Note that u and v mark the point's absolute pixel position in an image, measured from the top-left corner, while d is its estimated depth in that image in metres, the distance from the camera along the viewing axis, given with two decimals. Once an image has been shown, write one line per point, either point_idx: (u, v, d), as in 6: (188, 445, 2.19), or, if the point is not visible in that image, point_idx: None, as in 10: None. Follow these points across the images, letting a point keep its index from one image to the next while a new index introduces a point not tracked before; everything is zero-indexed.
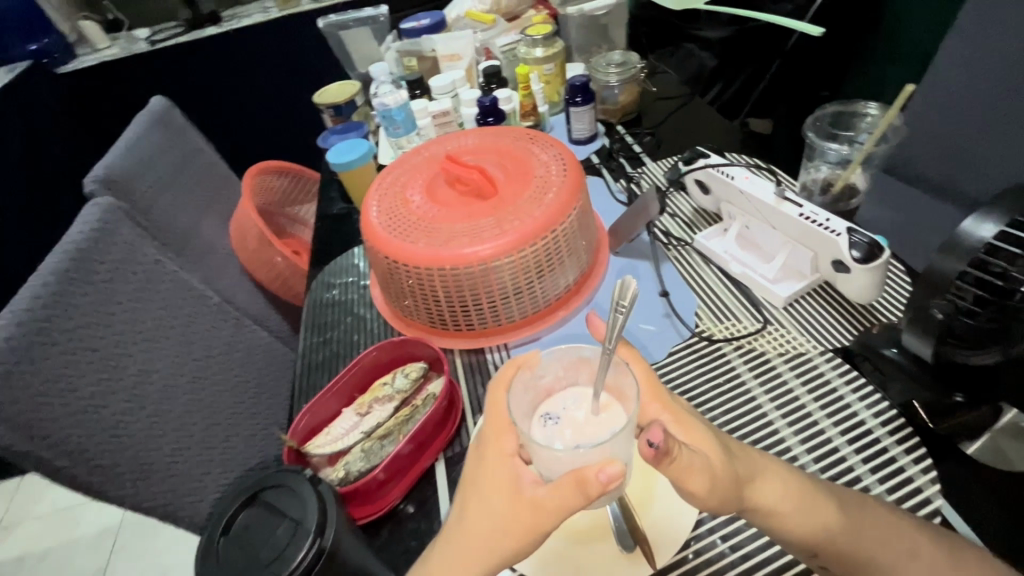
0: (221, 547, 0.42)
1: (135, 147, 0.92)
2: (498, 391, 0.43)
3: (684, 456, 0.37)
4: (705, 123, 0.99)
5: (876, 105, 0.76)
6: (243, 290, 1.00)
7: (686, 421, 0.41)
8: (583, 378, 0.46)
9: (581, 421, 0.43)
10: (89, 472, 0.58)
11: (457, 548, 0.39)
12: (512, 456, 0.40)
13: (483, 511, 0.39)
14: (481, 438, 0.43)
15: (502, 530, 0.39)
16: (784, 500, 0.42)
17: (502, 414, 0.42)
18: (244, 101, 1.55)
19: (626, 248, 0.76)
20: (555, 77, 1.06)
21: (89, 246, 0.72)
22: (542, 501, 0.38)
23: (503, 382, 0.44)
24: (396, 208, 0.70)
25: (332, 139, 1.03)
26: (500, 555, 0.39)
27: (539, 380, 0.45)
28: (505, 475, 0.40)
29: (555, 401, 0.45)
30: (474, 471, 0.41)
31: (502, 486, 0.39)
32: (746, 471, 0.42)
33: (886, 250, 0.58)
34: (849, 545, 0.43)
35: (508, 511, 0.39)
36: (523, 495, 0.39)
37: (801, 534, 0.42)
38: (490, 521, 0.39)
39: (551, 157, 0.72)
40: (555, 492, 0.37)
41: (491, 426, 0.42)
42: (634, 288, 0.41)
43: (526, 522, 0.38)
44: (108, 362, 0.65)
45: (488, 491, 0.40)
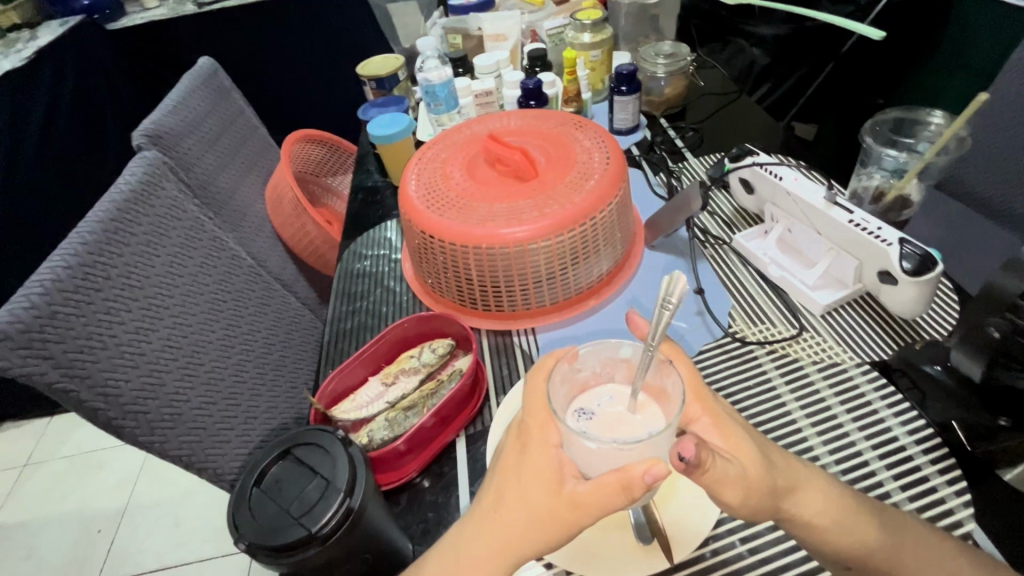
0: (254, 498, 0.43)
1: (182, 104, 0.93)
2: (538, 377, 0.43)
3: (717, 467, 0.37)
4: (751, 122, 0.96)
5: (942, 115, 0.72)
6: (275, 255, 1.01)
7: (728, 428, 0.40)
8: (621, 373, 0.45)
9: (618, 418, 0.43)
10: (123, 416, 0.59)
11: (491, 531, 0.40)
12: (553, 447, 0.40)
13: (518, 499, 0.40)
14: (518, 426, 0.43)
15: (538, 520, 0.39)
16: (825, 516, 0.41)
17: (542, 404, 0.42)
18: (286, 68, 1.56)
19: (663, 242, 0.75)
20: (600, 64, 1.04)
21: (135, 197, 0.74)
22: (581, 496, 0.38)
23: (544, 369, 0.44)
24: (434, 182, 0.70)
25: (372, 112, 1.04)
26: (534, 543, 0.39)
27: (577, 373, 0.45)
28: (545, 466, 0.40)
29: (590, 396, 0.45)
30: (511, 459, 0.41)
31: (534, 471, 0.40)
32: (786, 481, 0.41)
33: (940, 264, 0.55)
34: (885, 559, 0.42)
35: (545, 501, 0.39)
36: (561, 486, 0.39)
37: (838, 548, 0.42)
38: (525, 511, 0.39)
39: (594, 145, 0.72)
40: (596, 490, 0.37)
41: (531, 415, 0.42)
42: (683, 285, 0.39)
43: (563, 515, 0.38)
44: (146, 312, 0.66)
45: (525, 483, 0.40)
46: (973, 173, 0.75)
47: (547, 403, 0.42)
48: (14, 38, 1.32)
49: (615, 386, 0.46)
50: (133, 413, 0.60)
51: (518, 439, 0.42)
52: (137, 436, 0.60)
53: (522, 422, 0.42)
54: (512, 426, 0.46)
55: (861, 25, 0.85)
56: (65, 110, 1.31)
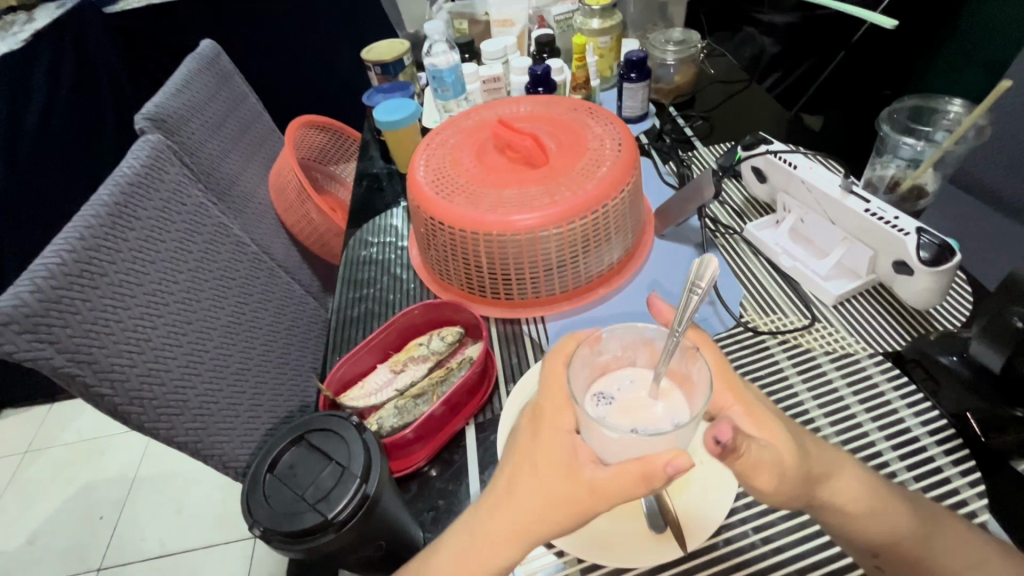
0: (267, 484, 0.42)
1: (185, 88, 0.92)
2: (557, 360, 0.43)
3: (753, 453, 0.36)
4: (761, 111, 0.95)
5: (961, 102, 0.71)
6: (279, 242, 1.00)
7: (761, 416, 0.40)
8: (644, 356, 0.45)
9: (640, 404, 0.43)
10: (129, 402, 0.58)
11: (504, 515, 0.40)
12: (568, 432, 0.40)
13: (534, 483, 0.39)
14: (532, 409, 0.43)
15: (554, 505, 0.38)
16: (858, 504, 0.41)
17: (560, 388, 0.42)
18: (288, 51, 1.53)
19: (673, 231, 0.75)
20: (610, 51, 1.02)
21: (138, 181, 0.73)
22: (600, 481, 0.37)
23: (564, 353, 0.44)
24: (443, 168, 0.69)
25: (377, 97, 1.02)
26: (550, 527, 0.39)
27: (598, 356, 0.44)
28: (560, 450, 0.39)
29: (610, 381, 0.44)
30: (525, 444, 0.41)
31: (547, 457, 0.39)
32: (822, 469, 0.41)
33: (958, 254, 0.54)
34: (915, 550, 0.42)
35: (561, 486, 0.38)
36: (577, 470, 0.38)
37: (871, 535, 0.41)
38: (540, 495, 0.39)
39: (606, 131, 0.71)
40: (617, 475, 0.36)
41: (547, 398, 0.42)
42: (714, 269, 0.40)
43: (580, 499, 0.38)
44: (151, 298, 0.65)
45: (540, 467, 0.39)
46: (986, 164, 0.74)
47: (566, 388, 0.42)
48: (11, 20, 1.29)
49: (636, 370, 0.45)
50: (139, 399, 0.59)
51: (531, 423, 0.42)
52: (143, 422, 0.60)
53: (537, 406, 0.42)
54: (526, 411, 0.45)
55: (872, 14, 0.84)
56: (64, 93, 1.29)
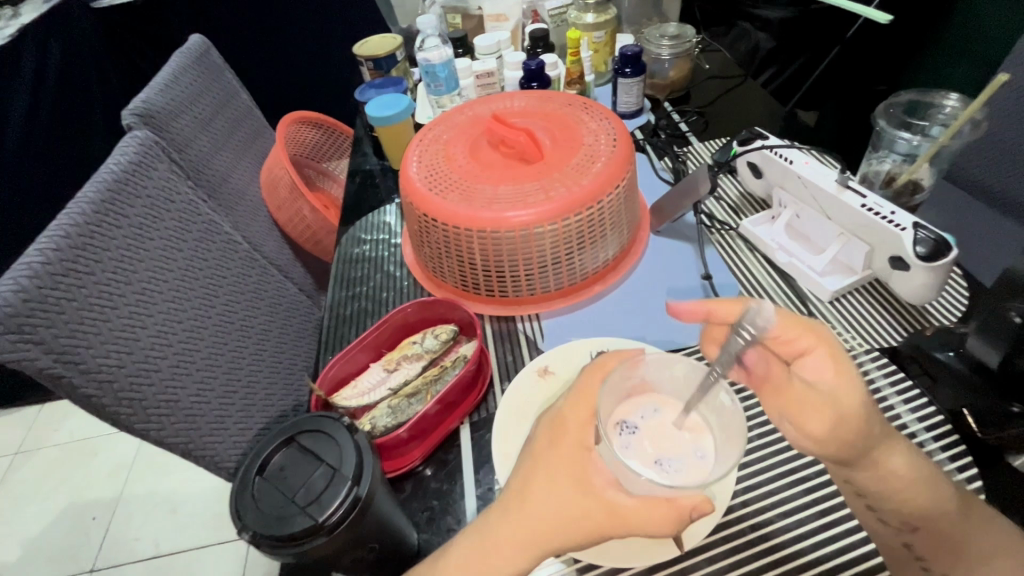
0: (257, 487, 0.41)
1: (174, 83, 0.90)
2: (592, 377, 0.42)
3: (799, 390, 0.41)
4: (757, 106, 0.95)
5: (957, 97, 0.71)
6: (271, 239, 0.99)
7: (843, 365, 0.40)
8: (671, 388, 0.44)
9: (665, 435, 0.42)
10: (117, 403, 0.57)
11: (514, 523, 0.39)
12: (586, 449, 0.40)
13: (549, 495, 0.39)
14: (554, 418, 0.42)
15: (569, 521, 0.39)
16: (910, 471, 0.41)
17: (586, 402, 0.41)
18: (280, 47, 1.51)
19: (668, 227, 0.74)
20: (604, 46, 1.01)
21: (125, 178, 0.71)
22: (619, 506, 0.38)
23: (599, 369, 0.43)
24: (436, 164, 0.69)
25: (369, 93, 1.01)
26: (559, 541, 0.39)
27: (627, 381, 0.42)
28: (580, 466, 0.40)
29: (632, 408, 0.43)
30: (542, 454, 0.41)
31: (566, 471, 0.39)
32: (883, 434, 0.40)
33: (954, 250, 0.54)
34: (953, 530, 0.41)
35: (575, 501, 0.39)
36: (595, 489, 0.39)
37: (913, 506, 0.41)
38: (556, 508, 0.39)
39: (601, 126, 0.70)
40: (639, 507, 0.38)
41: (573, 411, 0.41)
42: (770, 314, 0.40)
43: (596, 519, 0.39)
44: (140, 297, 0.64)
45: (557, 478, 0.39)
46: (981, 158, 0.74)
47: (594, 405, 0.41)
48: None
49: (660, 399, 0.44)
50: (128, 400, 0.58)
51: (552, 434, 0.41)
52: (132, 423, 0.58)
53: (560, 417, 0.42)
54: (542, 416, 0.45)
55: (868, 9, 0.82)
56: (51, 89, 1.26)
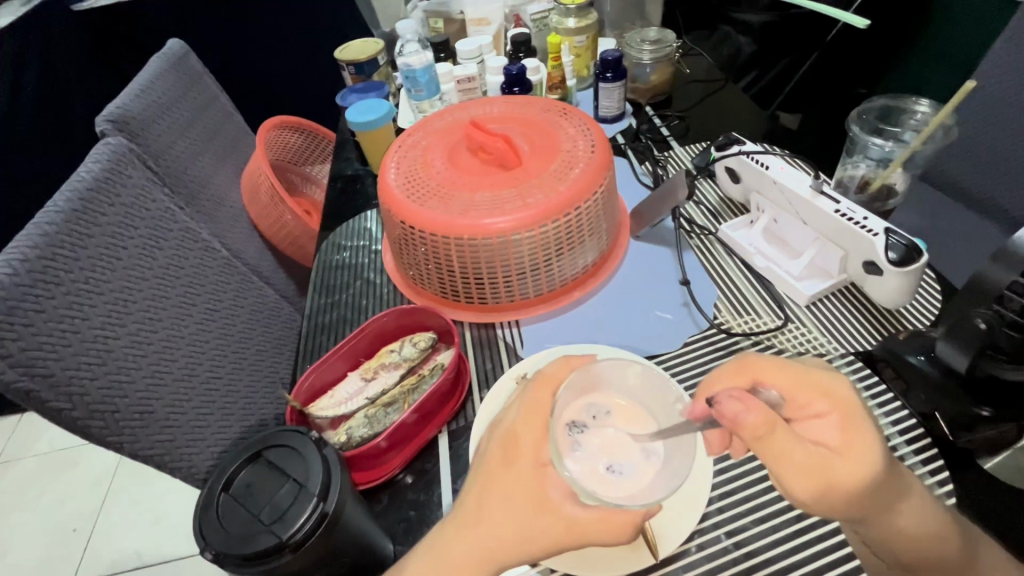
0: (222, 505, 0.41)
1: (150, 89, 0.89)
2: (544, 391, 0.42)
3: (783, 446, 0.36)
4: (737, 110, 0.96)
5: (928, 102, 0.72)
6: (252, 245, 0.98)
7: (857, 431, 0.38)
8: (625, 390, 0.44)
9: (615, 441, 0.41)
10: (89, 416, 0.56)
11: (470, 540, 0.40)
12: (543, 466, 0.41)
13: (504, 515, 0.39)
14: (505, 433, 0.42)
15: (526, 537, 0.39)
16: (919, 534, 0.40)
17: (538, 420, 0.41)
18: (264, 51, 1.50)
19: (648, 232, 0.74)
20: (586, 50, 1.02)
21: (98, 186, 0.70)
22: (577, 520, 0.39)
23: (551, 380, 0.43)
24: (414, 170, 0.68)
25: (351, 98, 1.01)
26: (517, 554, 0.40)
27: (580, 384, 0.43)
28: (536, 484, 0.40)
29: (584, 409, 0.43)
30: (494, 471, 0.41)
31: (522, 490, 0.40)
32: (896, 494, 0.39)
33: (925, 254, 0.55)
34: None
35: (532, 519, 0.39)
36: (552, 508, 0.40)
37: (917, 559, 0.40)
38: (513, 525, 0.39)
39: (579, 132, 0.70)
40: (595, 518, 0.39)
41: (527, 429, 0.41)
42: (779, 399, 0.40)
43: (554, 535, 0.39)
44: (113, 306, 0.63)
45: (512, 498, 0.40)
46: (954, 162, 0.75)
47: (546, 421, 0.41)
48: None
49: (610, 398, 0.43)
50: (100, 413, 0.57)
51: (504, 450, 0.41)
52: (105, 437, 0.57)
53: (513, 433, 0.42)
54: (494, 427, 0.45)
55: (844, 12, 0.84)
56: (29, 93, 1.24)
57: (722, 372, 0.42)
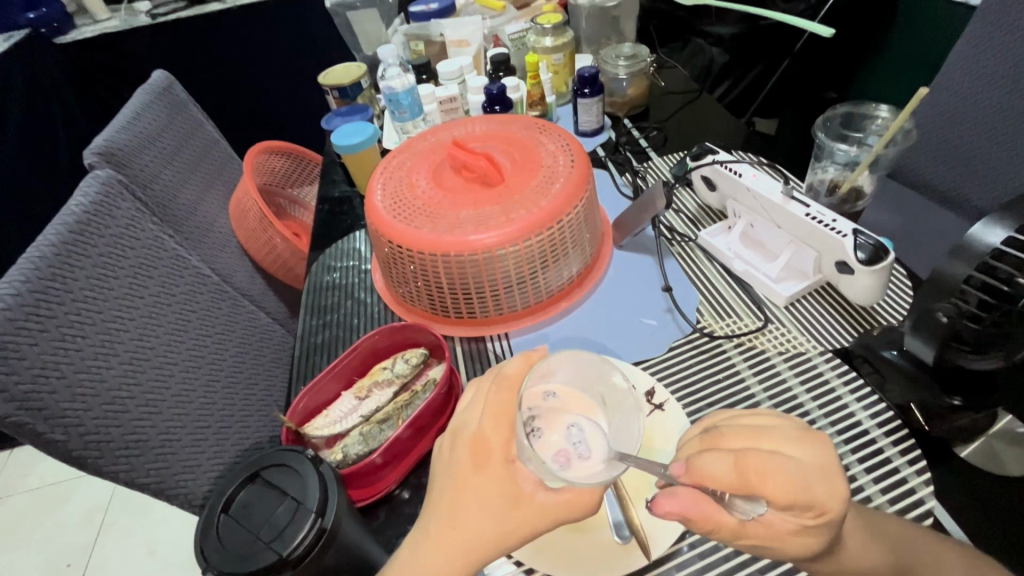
0: (222, 525, 0.42)
1: (136, 120, 0.90)
2: (505, 391, 0.44)
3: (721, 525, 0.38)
4: (712, 119, 0.99)
5: (887, 108, 0.75)
6: (242, 270, 0.99)
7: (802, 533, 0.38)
8: (573, 377, 0.45)
9: (568, 423, 0.42)
10: (84, 447, 0.57)
11: (453, 548, 0.42)
12: (512, 462, 0.43)
13: (483, 519, 0.42)
14: (474, 436, 0.44)
15: (501, 532, 0.42)
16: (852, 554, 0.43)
17: (504, 419, 0.43)
18: (250, 78, 1.52)
19: (631, 241, 0.76)
20: (564, 68, 1.05)
21: (87, 218, 0.71)
22: (549, 505, 0.41)
23: (513, 382, 0.44)
24: (400, 191, 0.70)
25: (335, 121, 1.03)
26: (496, 551, 0.42)
27: (537, 380, 0.44)
28: (508, 480, 0.42)
29: (537, 399, 0.43)
30: (468, 476, 0.43)
31: (501, 488, 0.42)
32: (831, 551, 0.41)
33: (892, 253, 0.57)
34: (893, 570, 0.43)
35: (507, 517, 0.42)
36: (526, 498, 0.42)
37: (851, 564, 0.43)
38: (490, 525, 0.42)
39: (558, 148, 0.72)
40: (563, 500, 0.41)
41: (494, 430, 0.43)
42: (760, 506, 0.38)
43: (530, 523, 0.42)
44: (106, 337, 0.64)
45: (489, 500, 0.42)
46: (920, 162, 0.78)
47: (510, 420, 0.43)
48: None
49: (560, 385, 0.45)
50: (96, 443, 0.57)
51: (474, 455, 0.43)
52: (100, 467, 0.58)
53: (482, 438, 0.44)
54: (455, 434, 0.46)
55: (811, 24, 0.87)
56: (15, 128, 1.24)
57: (725, 466, 0.36)
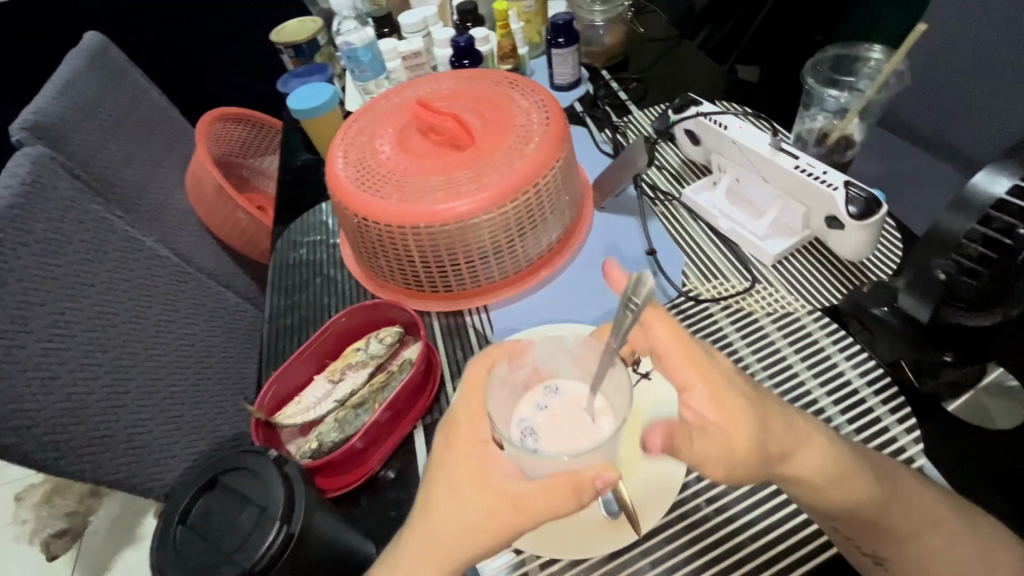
0: (183, 535, 0.39)
1: (68, 89, 0.82)
2: (480, 366, 0.41)
3: None
4: (694, 67, 0.94)
5: (879, 49, 0.71)
6: (205, 248, 0.93)
7: None
8: (569, 364, 0.44)
9: (558, 407, 0.43)
10: (40, 449, 0.53)
11: (420, 541, 0.38)
12: (483, 443, 0.39)
13: (450, 505, 0.38)
14: (446, 416, 0.41)
15: (474, 523, 0.37)
16: (851, 500, 0.40)
17: (478, 397, 0.40)
18: (198, 37, 1.39)
19: (612, 203, 0.72)
20: (535, 15, 0.97)
21: (20, 202, 0.65)
22: (522, 497, 0.37)
23: (488, 358, 0.42)
24: (364, 158, 0.65)
25: (292, 83, 0.95)
26: (464, 550, 0.37)
27: (518, 370, 0.43)
28: (477, 463, 0.38)
29: (533, 395, 0.44)
30: (438, 461, 0.39)
31: (471, 473, 0.38)
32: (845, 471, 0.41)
33: (884, 205, 0.55)
34: (884, 512, 0.42)
35: (480, 504, 0.37)
36: (495, 486, 0.38)
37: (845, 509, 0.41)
38: (460, 513, 0.38)
39: (532, 104, 0.67)
40: (541, 489, 0.37)
41: (463, 408, 0.40)
42: None
43: (500, 517, 0.37)
44: (53, 331, 0.59)
45: (456, 485, 0.38)
46: (911, 107, 0.75)
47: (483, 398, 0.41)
48: None
49: (555, 378, 0.44)
50: (52, 444, 0.54)
51: (444, 434, 0.40)
52: (61, 468, 0.55)
53: (453, 415, 0.40)
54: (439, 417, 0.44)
55: None
56: None
57: None
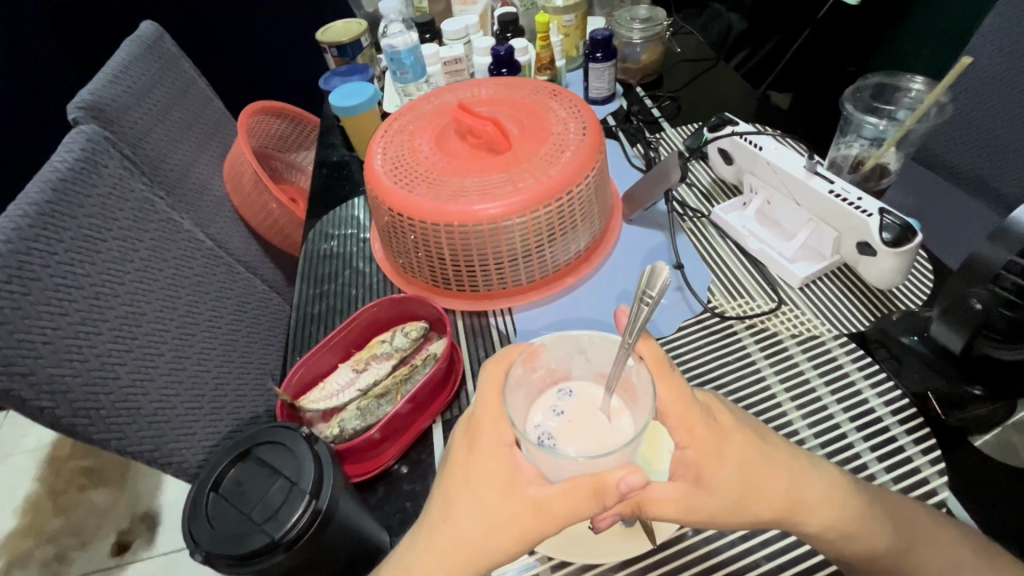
0: (214, 503, 0.41)
1: (123, 73, 0.85)
2: (497, 368, 0.41)
3: None
4: (727, 89, 0.95)
5: (921, 80, 0.72)
6: (237, 235, 0.96)
7: None
8: (584, 364, 0.44)
9: (574, 408, 0.44)
10: (73, 414, 0.55)
11: (443, 543, 0.38)
12: (507, 447, 0.39)
13: (473, 511, 0.38)
14: (469, 421, 0.41)
15: (494, 530, 0.37)
16: (864, 544, 0.41)
17: (497, 399, 0.40)
18: (243, 33, 1.43)
19: (641, 216, 0.73)
20: (575, 30, 0.99)
21: (73, 177, 0.67)
22: (544, 500, 0.36)
23: (504, 360, 0.42)
24: (402, 156, 0.66)
25: (334, 81, 0.98)
26: (487, 559, 0.37)
27: (532, 373, 0.43)
28: (500, 466, 0.38)
29: (549, 397, 0.44)
30: (460, 463, 0.39)
31: (495, 477, 0.38)
32: (861, 521, 0.41)
33: (919, 235, 0.55)
34: (899, 555, 0.42)
35: (502, 509, 0.37)
36: (518, 491, 0.37)
37: (856, 553, 0.42)
38: (482, 521, 0.37)
39: (569, 114, 0.68)
40: (563, 493, 0.36)
41: (484, 411, 0.40)
42: None
43: (524, 520, 0.37)
44: (94, 302, 0.61)
45: (479, 490, 0.38)
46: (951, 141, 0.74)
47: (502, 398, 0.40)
48: None
49: (570, 380, 0.45)
50: (85, 411, 0.55)
51: (466, 437, 0.40)
52: (91, 435, 0.56)
53: (476, 421, 0.40)
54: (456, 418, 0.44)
55: None
56: None
57: None
